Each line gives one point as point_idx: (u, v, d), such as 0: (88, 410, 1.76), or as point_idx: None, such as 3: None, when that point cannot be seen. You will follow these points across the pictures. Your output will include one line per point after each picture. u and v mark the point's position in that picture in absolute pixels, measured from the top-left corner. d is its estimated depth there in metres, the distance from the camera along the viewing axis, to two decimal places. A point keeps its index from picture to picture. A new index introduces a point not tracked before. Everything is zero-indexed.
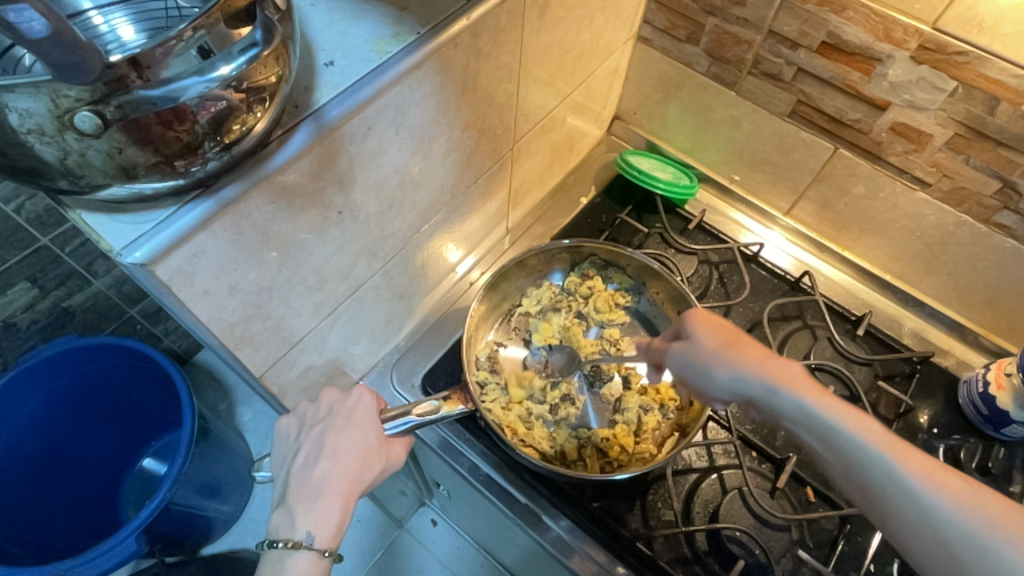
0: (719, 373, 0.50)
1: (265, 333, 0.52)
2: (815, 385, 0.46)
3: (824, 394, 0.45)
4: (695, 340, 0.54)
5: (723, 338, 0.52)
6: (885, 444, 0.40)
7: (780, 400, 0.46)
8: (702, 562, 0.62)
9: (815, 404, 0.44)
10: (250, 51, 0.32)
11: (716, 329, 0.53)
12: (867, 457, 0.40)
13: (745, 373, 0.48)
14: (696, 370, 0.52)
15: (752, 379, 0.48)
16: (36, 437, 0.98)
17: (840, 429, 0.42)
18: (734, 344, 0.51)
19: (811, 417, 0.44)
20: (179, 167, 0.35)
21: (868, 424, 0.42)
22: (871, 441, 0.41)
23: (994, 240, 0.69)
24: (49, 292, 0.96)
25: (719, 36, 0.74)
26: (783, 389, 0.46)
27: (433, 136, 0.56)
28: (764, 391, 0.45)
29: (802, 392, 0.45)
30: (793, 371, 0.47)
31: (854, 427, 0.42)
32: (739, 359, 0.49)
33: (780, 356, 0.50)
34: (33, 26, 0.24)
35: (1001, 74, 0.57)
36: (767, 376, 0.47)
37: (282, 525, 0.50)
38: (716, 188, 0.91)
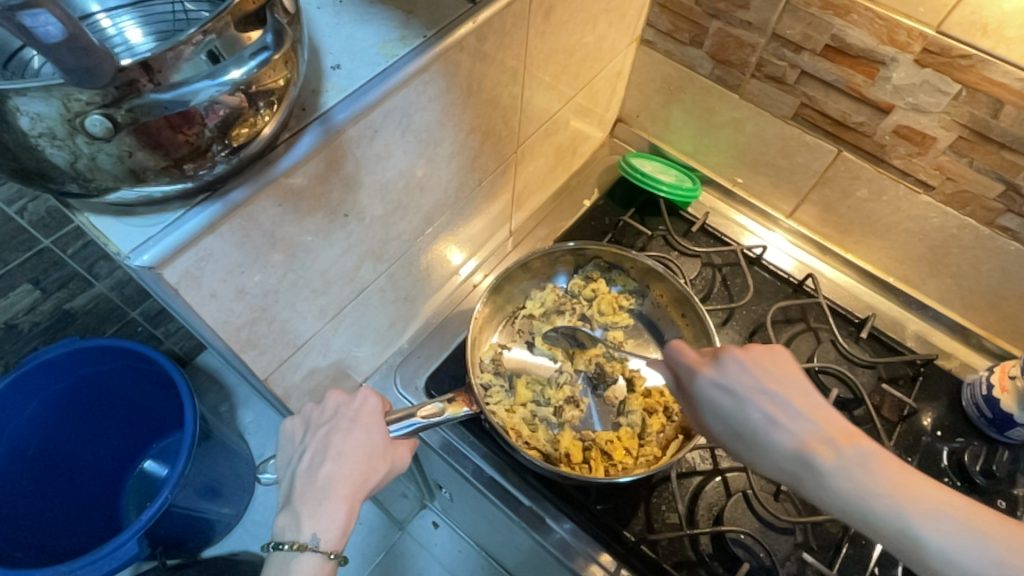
0: (759, 451, 0.47)
1: (271, 336, 0.52)
2: (866, 462, 0.42)
3: (880, 476, 0.42)
4: (733, 394, 0.49)
5: (760, 393, 0.48)
6: (950, 537, 0.39)
7: (830, 487, 0.43)
8: (707, 565, 0.62)
9: (872, 494, 0.41)
10: (261, 55, 0.32)
11: (759, 378, 0.49)
12: (934, 558, 0.39)
13: (788, 456, 0.45)
14: (737, 433, 0.48)
15: (795, 459, 0.45)
16: (37, 439, 0.98)
17: (903, 525, 0.40)
18: (771, 403, 0.47)
19: (871, 516, 0.41)
20: (188, 170, 0.35)
21: (929, 514, 0.40)
22: (935, 537, 0.39)
23: (997, 243, 0.69)
24: (51, 294, 0.96)
25: (723, 39, 0.74)
26: (836, 478, 0.43)
27: (438, 139, 0.56)
28: (783, 467, 0.45)
29: (857, 478, 0.42)
30: (839, 442, 0.44)
31: (916, 522, 0.40)
32: (778, 430, 0.46)
33: (817, 411, 0.47)
34: (48, 30, 0.24)
35: (1005, 77, 0.57)
36: (812, 455, 0.44)
37: (287, 528, 0.50)
38: (719, 190, 0.91)
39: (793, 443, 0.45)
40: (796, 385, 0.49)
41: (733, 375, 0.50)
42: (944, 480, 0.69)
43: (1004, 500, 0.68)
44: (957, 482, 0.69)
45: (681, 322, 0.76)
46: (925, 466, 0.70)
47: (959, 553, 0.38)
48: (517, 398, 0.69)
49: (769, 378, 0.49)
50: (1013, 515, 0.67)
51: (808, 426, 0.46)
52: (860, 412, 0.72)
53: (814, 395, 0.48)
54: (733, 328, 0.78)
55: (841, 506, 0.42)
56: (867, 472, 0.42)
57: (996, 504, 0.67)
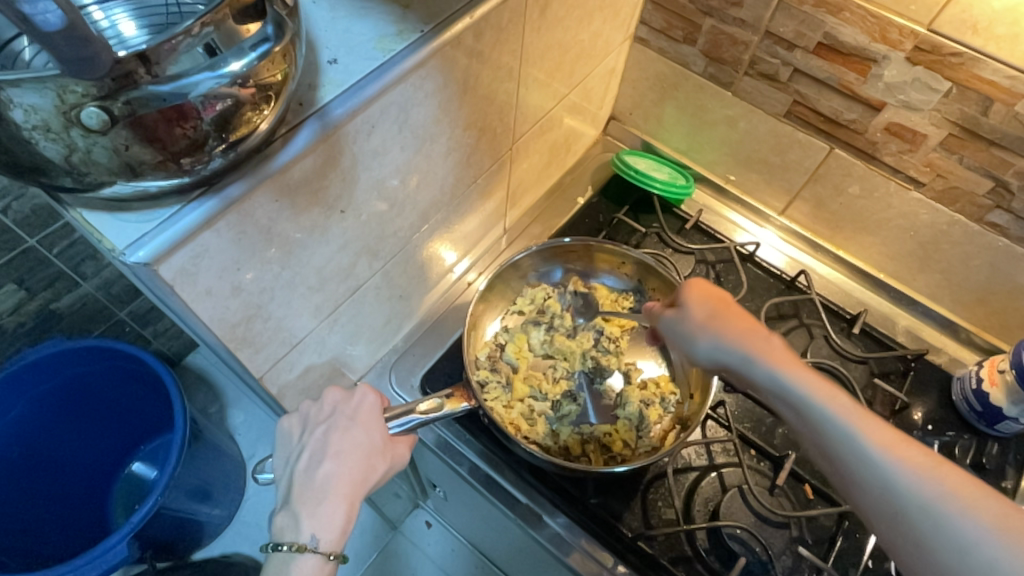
0: (713, 335, 0.53)
1: (266, 334, 0.52)
2: (806, 367, 0.48)
3: (812, 376, 0.47)
4: (717, 304, 0.56)
5: (731, 307, 0.55)
6: (859, 421, 0.42)
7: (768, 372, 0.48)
8: (703, 561, 0.63)
9: (801, 382, 0.46)
10: (261, 47, 0.32)
11: (724, 299, 0.56)
12: (841, 431, 0.43)
13: (736, 347, 0.51)
14: (702, 327, 0.54)
15: (744, 351, 0.50)
16: (22, 441, 0.96)
17: (817, 402, 0.45)
18: (737, 315, 0.54)
19: (796, 399, 0.46)
20: (185, 165, 0.34)
21: (843, 401, 0.44)
22: (847, 420, 0.43)
23: (986, 239, 0.70)
24: (36, 294, 0.94)
25: (716, 37, 0.74)
26: (779, 366, 0.48)
27: (435, 136, 0.56)
28: (731, 351, 0.51)
29: (791, 371, 0.47)
30: (783, 348, 0.50)
31: (832, 407, 0.44)
32: (737, 328, 0.52)
33: (777, 337, 0.52)
34: (48, 18, 0.24)
35: (995, 75, 0.58)
36: (757, 351, 0.50)
37: (286, 528, 0.49)
38: (712, 187, 0.91)
39: (743, 335, 0.51)
40: (772, 324, 0.55)
41: (724, 295, 0.57)
42: None
43: None
44: None
45: None
46: None
47: (865, 437, 0.42)
48: (514, 393, 0.69)
49: (748, 304, 0.56)
50: None
51: (762, 334, 0.52)
52: None
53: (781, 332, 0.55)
54: None
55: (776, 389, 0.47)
56: (796, 366, 0.48)
57: None
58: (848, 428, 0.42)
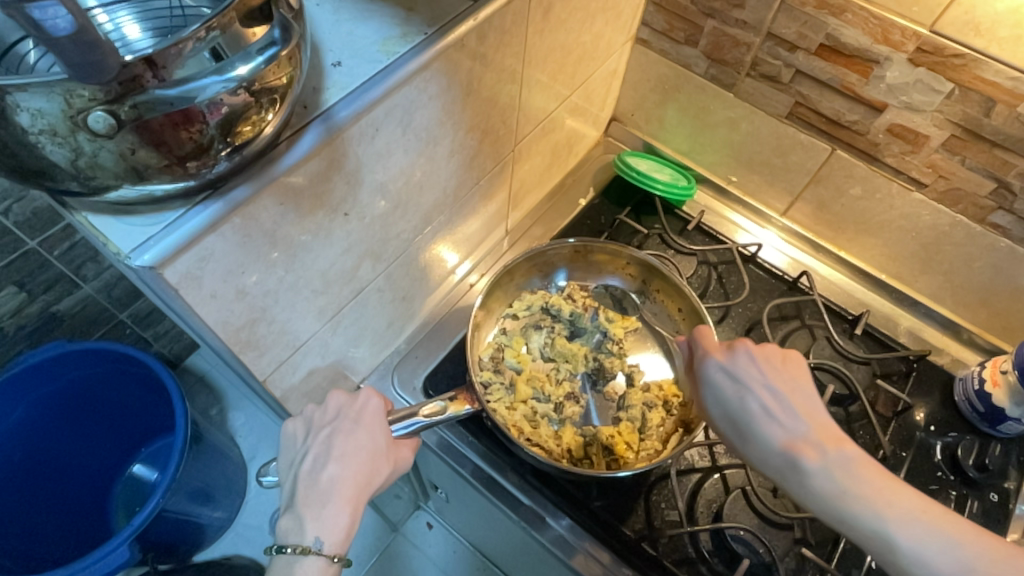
0: (753, 439, 0.49)
1: (270, 337, 0.52)
2: (849, 465, 0.45)
3: (861, 479, 0.44)
4: (737, 380, 0.51)
5: (757, 391, 0.50)
6: (925, 542, 0.41)
7: (813, 485, 0.45)
8: (707, 562, 0.63)
9: (852, 496, 0.44)
10: (268, 51, 0.32)
11: (746, 380, 0.51)
12: (908, 560, 0.41)
13: (773, 454, 0.47)
14: (731, 419, 0.51)
15: (782, 456, 0.47)
16: (23, 444, 0.96)
17: (876, 525, 0.42)
18: (765, 401, 0.49)
19: (851, 522, 0.43)
20: (191, 168, 0.34)
21: (904, 519, 0.42)
22: (912, 542, 0.41)
23: (988, 240, 0.70)
24: (37, 297, 0.94)
25: (718, 38, 0.74)
26: (824, 481, 0.45)
27: (438, 138, 0.56)
28: (773, 463, 0.47)
29: (838, 479, 0.44)
30: (827, 446, 0.46)
31: (894, 528, 0.42)
32: (768, 423, 0.48)
33: (809, 416, 0.48)
34: (57, 24, 0.24)
35: (997, 76, 0.58)
36: (799, 456, 0.46)
37: (291, 530, 0.49)
38: (713, 189, 0.91)
39: (783, 440, 0.47)
40: (799, 391, 0.50)
41: (742, 365, 0.52)
42: (937, 474, 0.70)
43: (996, 493, 0.69)
44: (950, 476, 0.70)
45: (679, 315, 0.76)
46: (919, 461, 0.70)
47: (932, 562, 0.41)
48: (517, 395, 0.69)
49: (774, 374, 0.51)
50: (1004, 508, 0.68)
51: (800, 428, 0.48)
52: (855, 408, 0.73)
53: (812, 395, 0.50)
54: (729, 326, 0.78)
55: (824, 506, 0.45)
56: (846, 477, 0.44)
57: (988, 498, 0.69)
58: (914, 555, 0.41)
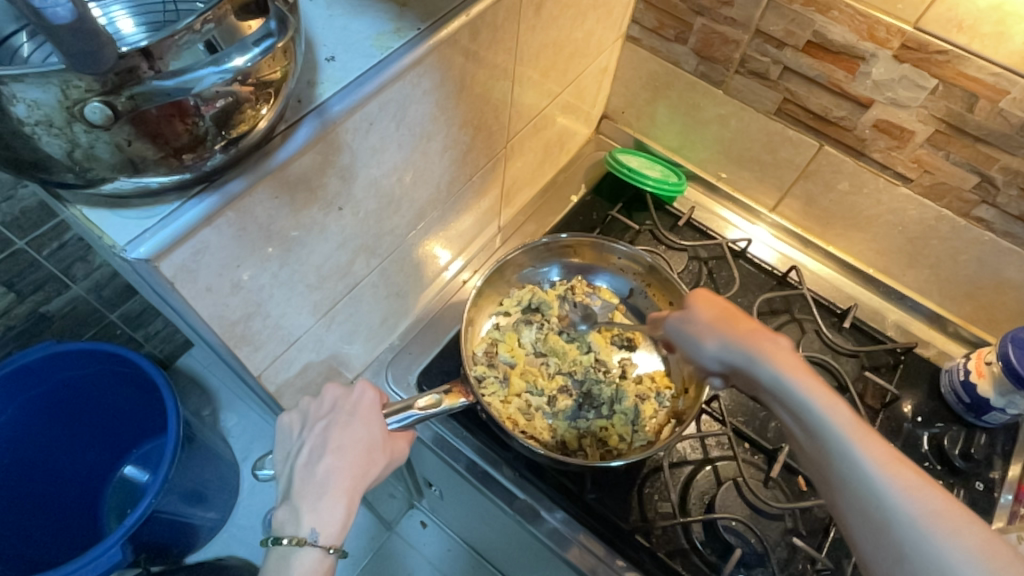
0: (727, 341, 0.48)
1: (265, 332, 0.52)
2: (804, 364, 0.45)
3: (818, 380, 0.43)
4: (719, 309, 0.52)
5: (736, 314, 0.51)
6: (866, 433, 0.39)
7: (763, 365, 0.45)
8: (700, 553, 0.63)
9: (798, 374, 0.44)
10: (265, 42, 0.33)
11: (724, 306, 0.53)
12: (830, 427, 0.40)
13: (739, 346, 0.48)
14: (709, 332, 0.50)
15: (743, 341, 0.48)
16: (13, 446, 0.95)
17: (826, 410, 0.41)
18: (743, 318, 0.51)
19: (792, 392, 0.43)
20: (187, 161, 0.34)
21: (852, 415, 0.40)
22: (841, 420, 0.40)
23: (973, 234, 0.71)
24: (26, 297, 0.94)
25: (707, 36, 0.75)
26: (778, 358, 0.45)
27: (431, 134, 0.56)
28: (742, 356, 0.47)
29: (789, 364, 0.44)
30: (794, 356, 0.46)
31: (825, 406, 0.41)
32: (742, 324, 0.50)
33: (778, 341, 0.50)
34: (57, 11, 0.24)
35: (979, 72, 0.59)
36: (768, 353, 0.45)
37: (287, 521, 0.49)
38: (703, 185, 0.92)
39: (758, 342, 0.47)
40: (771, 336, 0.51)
41: (723, 302, 0.54)
42: (925, 464, 0.71)
43: (982, 482, 0.70)
44: (937, 466, 0.71)
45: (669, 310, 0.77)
46: (906, 452, 0.71)
47: (856, 441, 0.39)
48: (511, 389, 0.69)
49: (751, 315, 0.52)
50: (990, 496, 0.69)
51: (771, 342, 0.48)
52: (843, 400, 0.74)
53: None
54: None
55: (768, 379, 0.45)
56: (808, 374, 0.44)
57: (974, 486, 0.70)
58: (840, 428, 0.40)
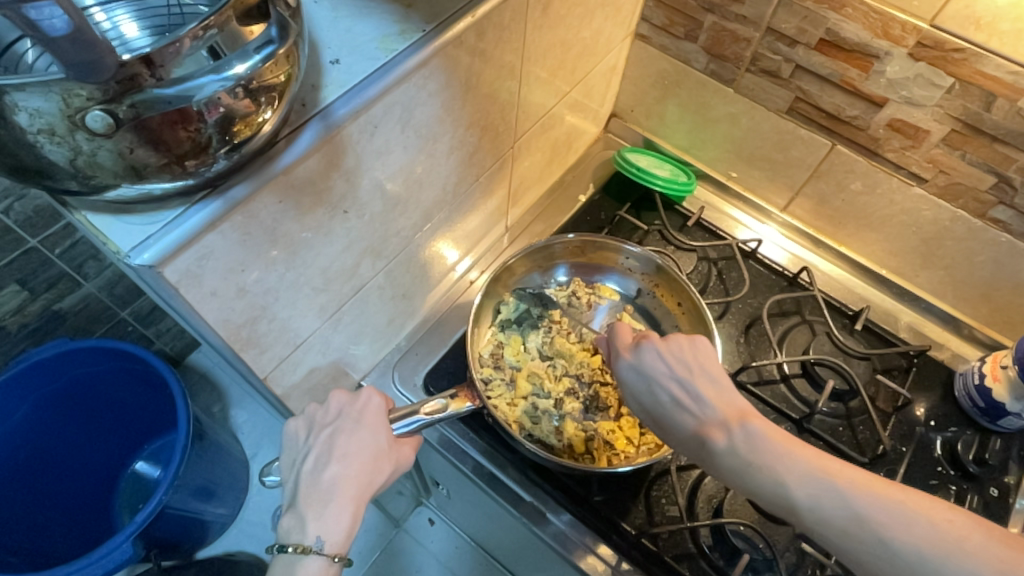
0: (673, 432, 0.51)
1: (271, 335, 0.52)
2: (751, 438, 0.46)
3: (765, 448, 0.45)
4: (646, 375, 0.53)
5: (662, 385, 0.52)
6: (821, 497, 0.42)
7: (721, 463, 0.47)
8: (708, 557, 0.63)
9: (755, 466, 0.45)
10: (265, 49, 0.32)
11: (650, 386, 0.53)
12: (807, 513, 0.42)
13: (688, 442, 0.50)
14: (651, 415, 0.53)
15: (694, 440, 0.49)
16: (27, 441, 0.97)
17: (777, 487, 0.43)
18: (672, 391, 0.51)
19: (755, 490, 0.45)
20: (189, 167, 0.34)
21: (804, 478, 0.43)
22: (811, 503, 0.42)
23: (989, 235, 0.70)
24: (39, 295, 0.95)
25: (718, 34, 0.74)
26: (722, 460, 0.47)
27: (436, 135, 0.56)
28: (690, 449, 0.50)
29: (743, 454, 0.45)
30: (731, 423, 0.47)
31: (797, 493, 0.42)
32: (681, 412, 0.50)
33: (716, 395, 0.50)
34: (54, 23, 0.24)
35: (998, 70, 0.58)
36: (707, 438, 0.48)
37: (292, 529, 0.49)
38: (713, 184, 0.91)
39: (693, 426, 0.49)
40: (708, 376, 0.51)
41: (649, 360, 0.53)
42: (938, 469, 0.70)
43: (996, 488, 0.69)
44: (950, 471, 0.70)
45: (678, 310, 0.77)
46: (919, 456, 0.70)
47: (835, 515, 0.41)
48: (518, 391, 0.69)
49: (681, 362, 0.52)
50: (1004, 502, 0.68)
51: (707, 410, 0.49)
52: (855, 403, 0.73)
53: (720, 377, 0.51)
54: (728, 323, 0.78)
55: (730, 478, 0.46)
56: (751, 444, 0.46)
57: (988, 492, 0.68)
58: (816, 509, 0.42)
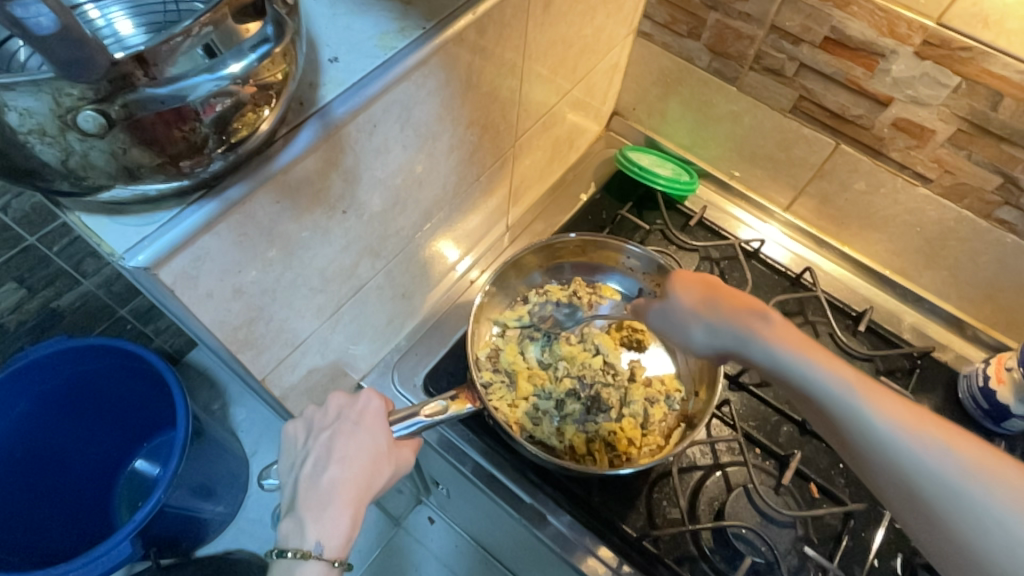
0: (712, 327, 0.51)
1: (268, 336, 0.51)
2: (791, 335, 0.47)
3: (811, 357, 0.44)
4: (704, 290, 0.54)
5: (716, 297, 0.52)
6: (868, 399, 0.40)
7: (762, 351, 0.46)
8: (709, 560, 0.62)
9: (800, 359, 0.44)
10: (261, 48, 0.32)
11: (701, 293, 0.53)
12: (848, 409, 0.40)
13: (728, 330, 0.50)
14: (691, 317, 0.53)
15: (735, 340, 0.49)
16: (26, 439, 0.96)
17: (824, 378, 0.42)
18: (724, 303, 0.51)
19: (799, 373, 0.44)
20: (184, 168, 0.33)
21: (855, 382, 0.41)
22: (852, 403, 0.40)
23: (993, 235, 0.69)
24: (37, 292, 0.94)
25: (721, 31, 0.73)
26: (767, 338, 0.47)
27: (437, 134, 0.55)
28: (730, 336, 0.49)
29: (788, 349, 0.45)
30: (781, 332, 0.47)
31: (842, 394, 0.41)
32: (730, 313, 0.50)
33: (768, 310, 0.50)
34: (40, 21, 0.23)
35: (1005, 69, 0.57)
36: (752, 330, 0.48)
37: (291, 534, 0.49)
38: (716, 184, 0.90)
39: (739, 321, 0.49)
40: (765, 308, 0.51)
41: (710, 283, 0.54)
42: None
43: None
44: None
45: None
46: None
47: (878, 419, 0.39)
48: (518, 392, 0.69)
49: (739, 293, 0.53)
50: None
51: (759, 317, 0.49)
52: None
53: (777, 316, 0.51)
54: None
55: (768, 365, 0.45)
56: (801, 349, 0.45)
57: None
58: (860, 404, 0.40)
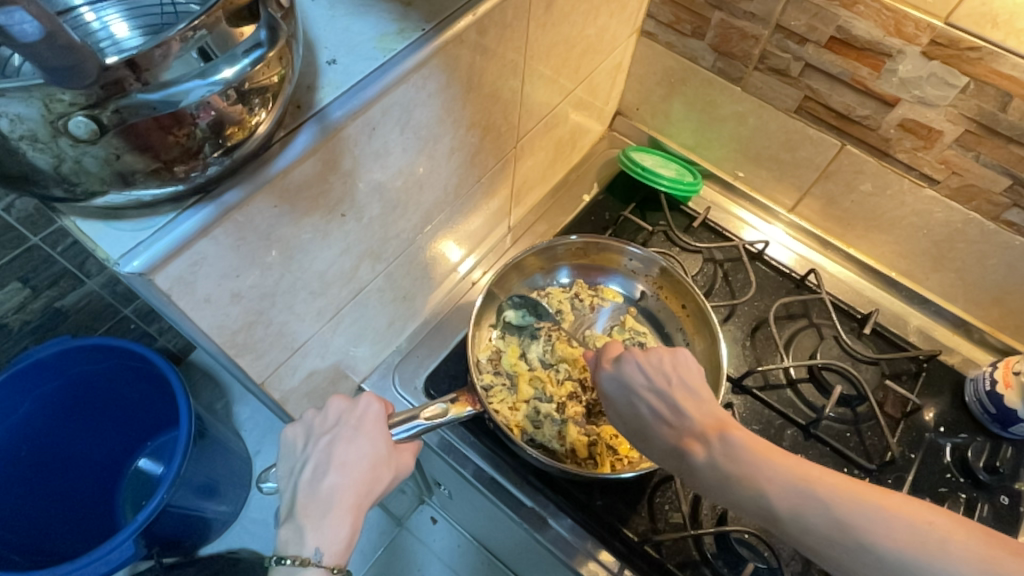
0: (649, 446, 0.51)
1: (268, 340, 0.51)
2: (731, 450, 0.45)
3: (740, 459, 0.44)
4: (627, 386, 0.52)
5: (643, 398, 0.51)
6: (800, 504, 0.41)
7: (703, 478, 0.46)
8: (711, 565, 0.62)
9: (733, 479, 0.44)
10: (254, 53, 0.31)
11: (624, 402, 0.52)
12: (788, 521, 0.41)
13: (665, 459, 0.49)
14: (632, 428, 0.52)
15: (674, 454, 0.48)
16: (30, 439, 0.96)
17: (756, 496, 0.42)
18: (654, 402, 0.50)
19: (733, 501, 0.44)
20: (179, 173, 0.33)
21: (786, 487, 0.42)
22: (787, 506, 0.41)
23: (1001, 238, 0.69)
24: (41, 293, 0.94)
25: (725, 31, 0.73)
26: (701, 472, 0.46)
27: (437, 136, 0.54)
28: (669, 462, 0.49)
29: (721, 466, 0.45)
30: (710, 435, 0.47)
31: (777, 503, 0.41)
32: (661, 424, 0.50)
33: (695, 410, 0.49)
34: (25, 28, 0.23)
35: (1014, 70, 0.56)
36: (687, 452, 0.47)
37: (290, 541, 0.48)
38: (719, 184, 0.90)
39: (671, 440, 0.48)
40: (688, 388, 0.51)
41: (629, 372, 0.53)
42: (947, 476, 0.69)
43: (1006, 496, 0.67)
44: (960, 478, 0.68)
45: (682, 313, 0.76)
46: (927, 462, 0.69)
47: (817, 523, 0.40)
48: (520, 395, 0.69)
49: (659, 376, 0.51)
50: (1015, 511, 0.66)
51: (687, 424, 0.48)
52: (862, 408, 0.71)
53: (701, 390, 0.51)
54: (734, 326, 0.77)
55: (711, 493, 0.46)
56: (728, 458, 0.44)
57: (998, 500, 0.67)
58: (797, 521, 0.40)
